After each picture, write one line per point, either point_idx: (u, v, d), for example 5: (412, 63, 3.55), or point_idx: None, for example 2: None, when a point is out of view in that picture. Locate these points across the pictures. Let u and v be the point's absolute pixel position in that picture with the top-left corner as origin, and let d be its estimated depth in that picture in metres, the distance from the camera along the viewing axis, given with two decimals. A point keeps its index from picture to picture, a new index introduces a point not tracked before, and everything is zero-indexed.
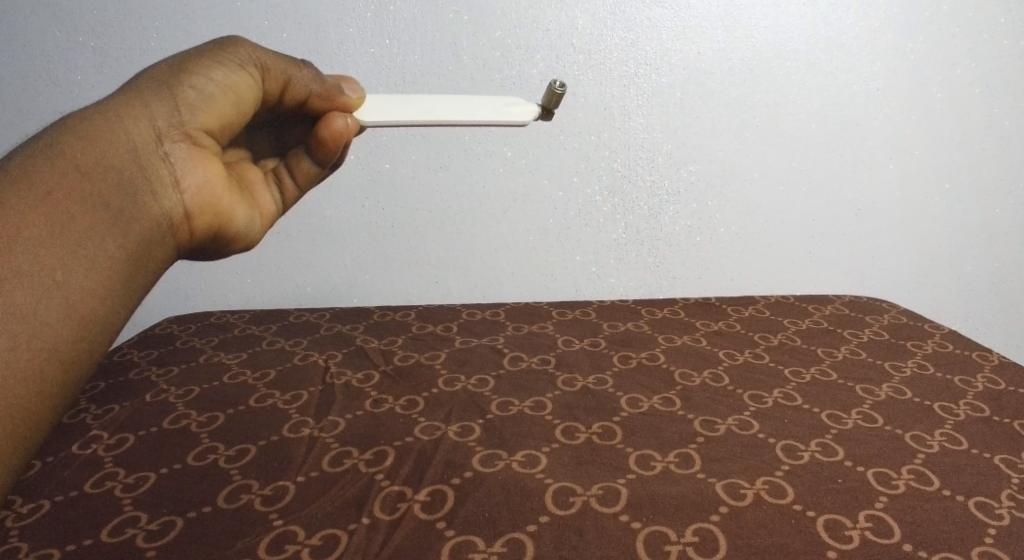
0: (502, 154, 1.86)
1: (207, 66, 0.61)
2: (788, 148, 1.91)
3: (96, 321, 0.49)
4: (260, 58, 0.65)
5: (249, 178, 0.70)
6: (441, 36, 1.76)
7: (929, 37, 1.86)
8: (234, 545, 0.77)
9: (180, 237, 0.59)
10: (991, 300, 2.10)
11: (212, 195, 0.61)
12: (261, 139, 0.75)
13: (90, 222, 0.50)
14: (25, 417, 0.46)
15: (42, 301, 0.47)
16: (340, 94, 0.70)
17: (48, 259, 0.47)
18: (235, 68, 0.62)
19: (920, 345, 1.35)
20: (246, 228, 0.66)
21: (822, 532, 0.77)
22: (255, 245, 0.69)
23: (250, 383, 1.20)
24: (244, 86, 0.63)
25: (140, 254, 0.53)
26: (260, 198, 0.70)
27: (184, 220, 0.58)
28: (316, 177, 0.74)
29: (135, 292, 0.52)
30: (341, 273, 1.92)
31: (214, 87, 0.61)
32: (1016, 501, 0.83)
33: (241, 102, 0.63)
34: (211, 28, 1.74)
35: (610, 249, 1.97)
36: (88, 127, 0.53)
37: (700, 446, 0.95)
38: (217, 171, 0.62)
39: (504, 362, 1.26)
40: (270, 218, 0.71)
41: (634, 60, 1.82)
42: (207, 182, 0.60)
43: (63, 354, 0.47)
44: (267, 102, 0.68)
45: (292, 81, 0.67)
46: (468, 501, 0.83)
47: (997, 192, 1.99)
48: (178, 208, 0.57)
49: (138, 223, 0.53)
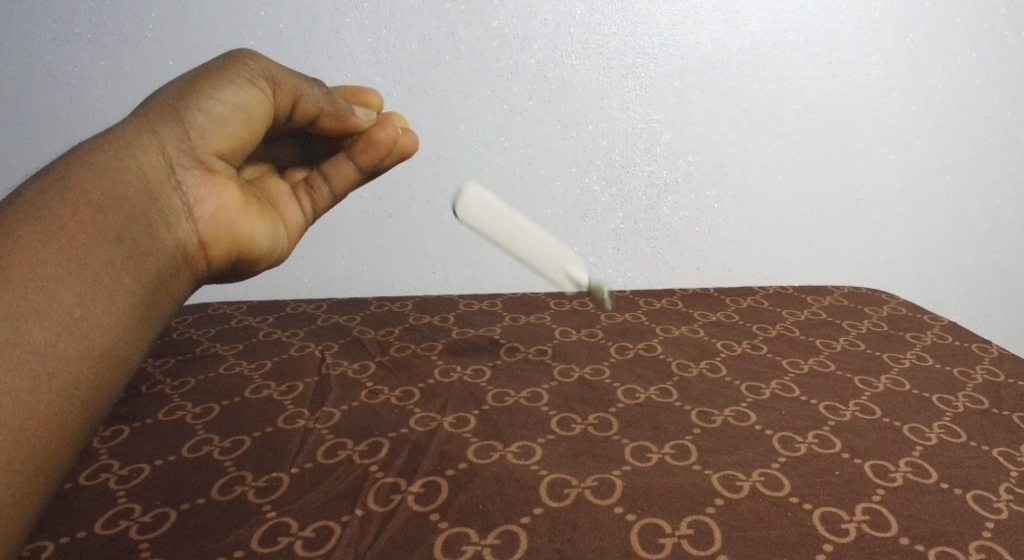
0: (501, 145, 1.86)
1: (216, 87, 0.61)
2: (788, 138, 1.91)
3: (116, 357, 0.49)
4: (271, 73, 0.65)
5: (276, 192, 0.70)
6: (439, 25, 1.76)
7: (930, 27, 1.85)
8: (227, 537, 0.77)
9: (197, 265, 0.59)
10: (991, 290, 2.10)
11: (230, 218, 0.61)
12: (284, 151, 0.75)
13: (107, 256, 0.49)
14: (46, 460, 0.45)
15: (61, 339, 0.46)
16: (352, 113, 0.71)
17: (67, 296, 0.47)
18: (245, 84, 0.62)
19: (919, 336, 1.35)
20: (271, 248, 0.66)
21: (820, 525, 0.77)
22: (285, 261, 0.69)
23: (247, 374, 1.20)
24: (254, 102, 0.63)
25: (157, 286, 0.53)
26: (288, 211, 0.70)
27: (200, 248, 0.59)
28: (354, 181, 0.73)
29: (154, 325, 0.52)
30: (340, 263, 1.92)
31: (224, 107, 0.61)
32: (1014, 495, 0.83)
33: (253, 119, 0.63)
34: (207, 16, 1.72)
35: (608, 239, 1.96)
36: (100, 156, 0.53)
37: (697, 437, 0.95)
38: (234, 194, 0.62)
39: (502, 352, 1.26)
40: (301, 231, 0.71)
41: (633, 49, 1.81)
42: (223, 205, 0.61)
43: (82, 394, 0.47)
44: (279, 118, 0.68)
45: (302, 97, 0.67)
46: (462, 493, 0.83)
47: (999, 180, 1.99)
48: (193, 236, 0.58)
49: (155, 255, 0.53)
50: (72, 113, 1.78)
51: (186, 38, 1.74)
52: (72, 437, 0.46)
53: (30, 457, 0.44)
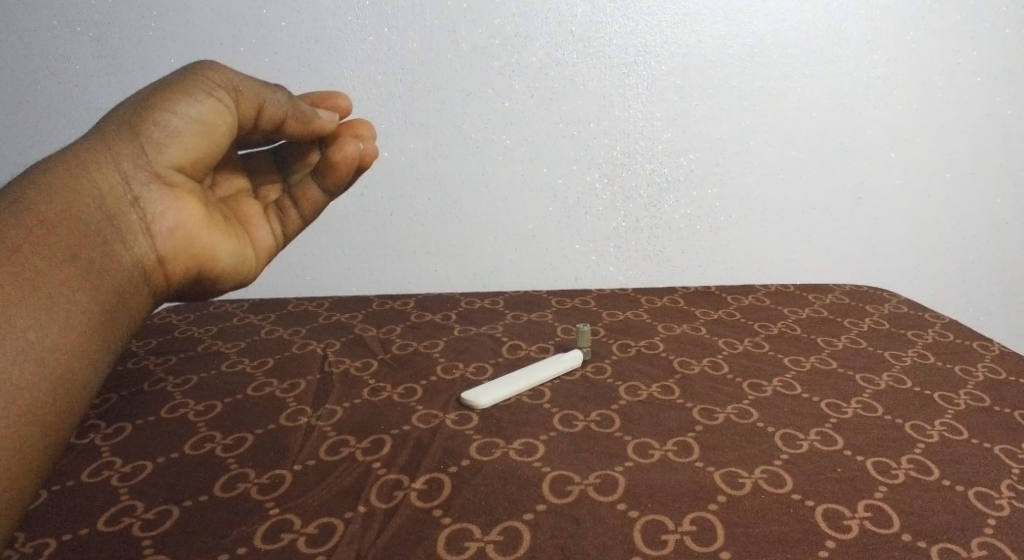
0: (502, 143, 1.85)
1: (175, 104, 0.74)
2: (789, 135, 1.90)
3: (70, 371, 0.61)
4: (231, 82, 0.77)
5: (246, 212, 0.83)
6: (440, 23, 1.76)
7: (931, 25, 1.85)
8: (230, 533, 0.77)
9: (156, 276, 0.73)
10: (993, 287, 2.09)
11: (188, 232, 0.74)
12: (261, 163, 0.87)
13: (65, 280, 0.62)
14: (21, 465, 0.57)
15: (26, 359, 0.58)
16: (314, 117, 0.82)
17: (28, 321, 0.59)
18: (205, 98, 0.75)
19: (920, 334, 1.35)
20: (230, 261, 0.78)
21: (822, 522, 0.77)
22: (250, 273, 0.82)
23: (249, 371, 1.20)
24: (214, 114, 0.75)
25: (109, 303, 0.66)
26: (257, 231, 0.83)
27: (156, 262, 0.72)
28: (319, 204, 0.85)
29: (108, 334, 0.65)
30: (340, 260, 1.92)
31: (181, 122, 0.74)
32: (1016, 491, 0.83)
33: (214, 130, 0.76)
34: (208, 14, 1.72)
35: (609, 236, 1.96)
36: (61, 179, 0.67)
37: (699, 434, 0.95)
38: (192, 210, 0.75)
39: (503, 350, 1.26)
40: (267, 249, 0.84)
41: (634, 47, 1.81)
42: (181, 221, 0.74)
43: (45, 406, 0.59)
44: (245, 126, 0.80)
45: (265, 102, 0.79)
46: (464, 490, 0.83)
47: (1001, 177, 1.98)
48: (149, 252, 0.71)
49: (108, 275, 0.66)
50: (73, 111, 1.78)
51: (187, 37, 1.74)
52: (43, 442, 0.59)
53: (9, 462, 0.56)
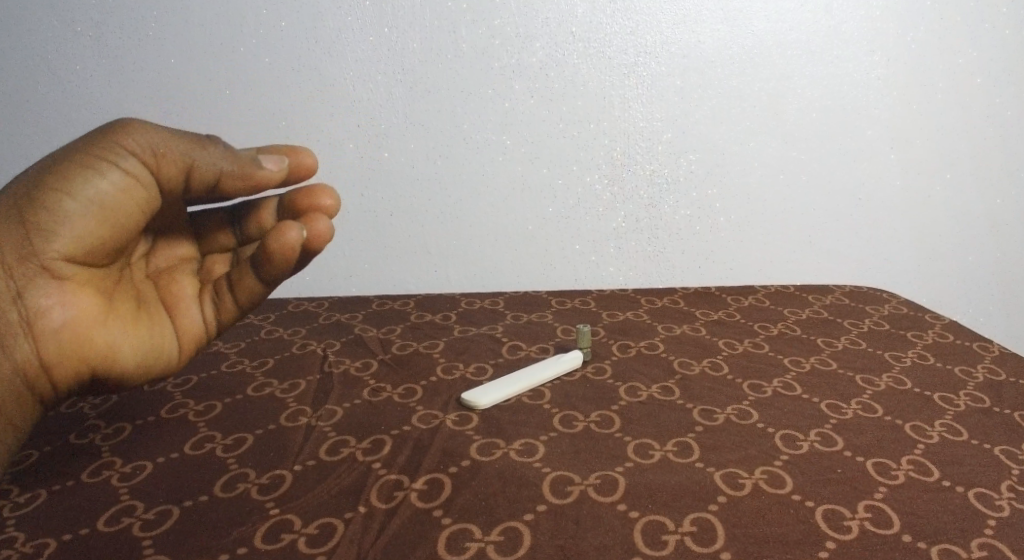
0: (503, 143, 1.86)
1: (80, 187, 0.81)
2: (789, 136, 1.90)
3: None
4: (152, 147, 0.84)
5: (177, 295, 0.94)
6: (441, 24, 1.76)
7: (931, 26, 1.85)
8: (230, 533, 0.77)
9: (37, 373, 0.82)
10: (994, 288, 2.09)
11: (80, 327, 0.83)
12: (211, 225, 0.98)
13: None
14: None
15: None
16: (254, 169, 0.89)
17: None
18: (114, 179, 0.82)
19: (920, 335, 1.35)
20: (128, 350, 0.87)
21: (823, 523, 0.77)
22: (166, 352, 0.92)
23: (249, 371, 1.20)
24: (118, 195, 0.83)
25: None
26: (186, 312, 0.94)
27: (36, 363, 0.81)
28: (251, 293, 0.95)
29: None
30: (340, 260, 1.92)
31: (75, 210, 0.81)
32: (1015, 492, 0.83)
33: (113, 213, 0.83)
34: (207, 15, 1.72)
35: (610, 236, 1.96)
36: None
37: (699, 435, 0.95)
38: (87, 303, 0.84)
39: (503, 350, 1.26)
40: (191, 330, 0.94)
41: (635, 48, 1.81)
42: (73, 316, 0.83)
43: None
44: (175, 188, 0.88)
45: (196, 161, 0.86)
46: (464, 490, 0.83)
47: (1002, 177, 1.99)
48: (29, 356, 0.80)
49: None
50: (73, 112, 1.78)
51: (186, 36, 1.74)
52: None
53: None
